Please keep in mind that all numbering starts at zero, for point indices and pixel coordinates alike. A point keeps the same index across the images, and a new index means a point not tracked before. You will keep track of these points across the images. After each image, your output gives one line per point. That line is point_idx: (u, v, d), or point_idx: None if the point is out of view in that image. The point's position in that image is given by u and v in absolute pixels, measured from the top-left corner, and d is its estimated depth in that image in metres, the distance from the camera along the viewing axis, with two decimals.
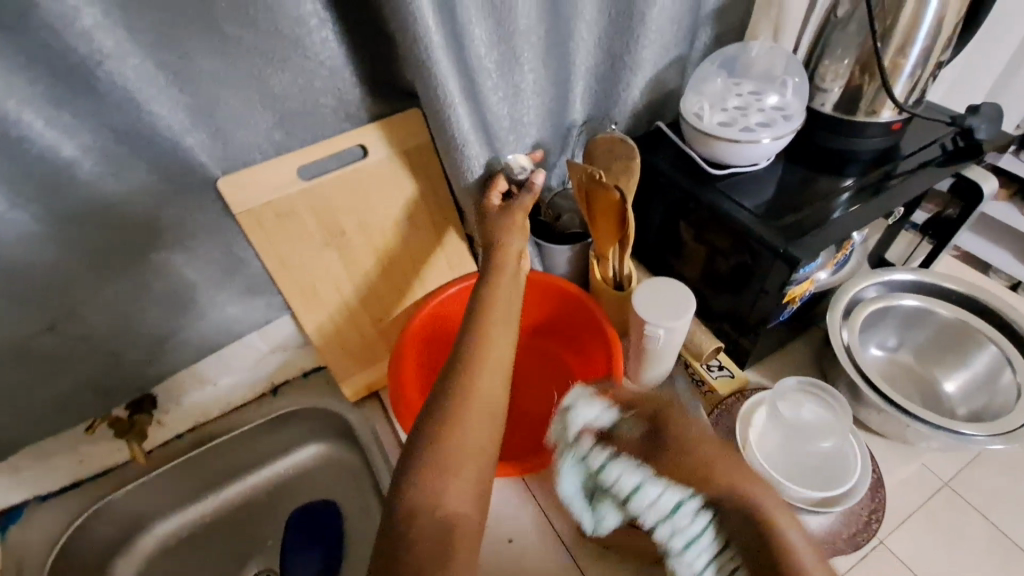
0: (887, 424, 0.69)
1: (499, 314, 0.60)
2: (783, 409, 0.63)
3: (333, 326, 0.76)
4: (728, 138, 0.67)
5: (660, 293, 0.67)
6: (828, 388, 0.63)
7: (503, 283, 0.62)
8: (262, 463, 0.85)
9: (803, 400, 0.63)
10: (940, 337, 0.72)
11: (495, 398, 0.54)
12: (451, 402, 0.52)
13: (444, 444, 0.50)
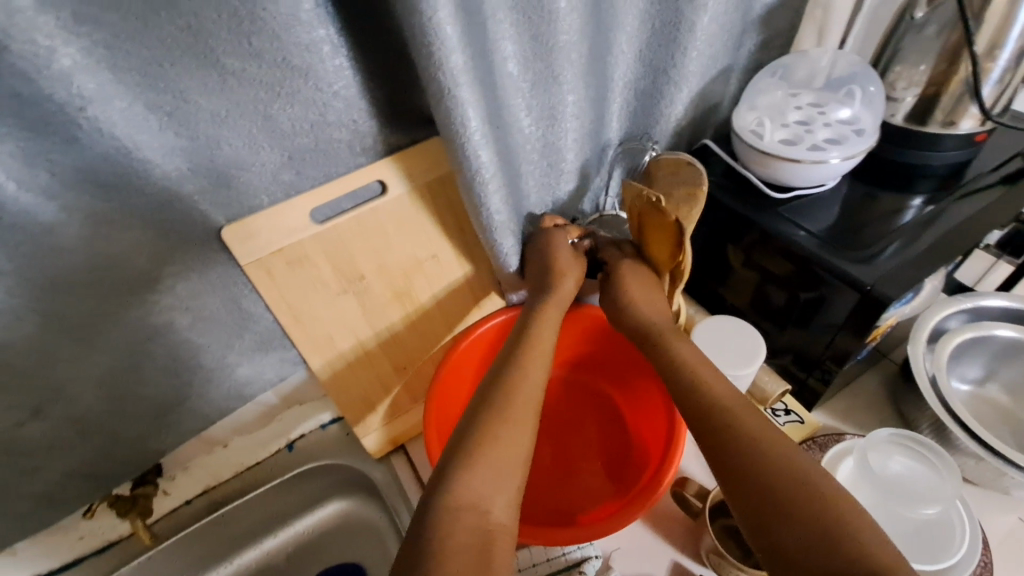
0: (983, 472, 0.61)
1: (543, 344, 0.59)
2: (872, 461, 0.56)
3: (353, 379, 0.68)
4: (793, 158, 0.60)
5: (721, 335, 0.63)
6: (928, 442, 0.55)
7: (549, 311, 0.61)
8: (278, 526, 0.78)
9: (893, 452, 0.56)
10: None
11: (532, 405, 0.53)
12: (491, 411, 0.52)
13: (483, 449, 0.48)
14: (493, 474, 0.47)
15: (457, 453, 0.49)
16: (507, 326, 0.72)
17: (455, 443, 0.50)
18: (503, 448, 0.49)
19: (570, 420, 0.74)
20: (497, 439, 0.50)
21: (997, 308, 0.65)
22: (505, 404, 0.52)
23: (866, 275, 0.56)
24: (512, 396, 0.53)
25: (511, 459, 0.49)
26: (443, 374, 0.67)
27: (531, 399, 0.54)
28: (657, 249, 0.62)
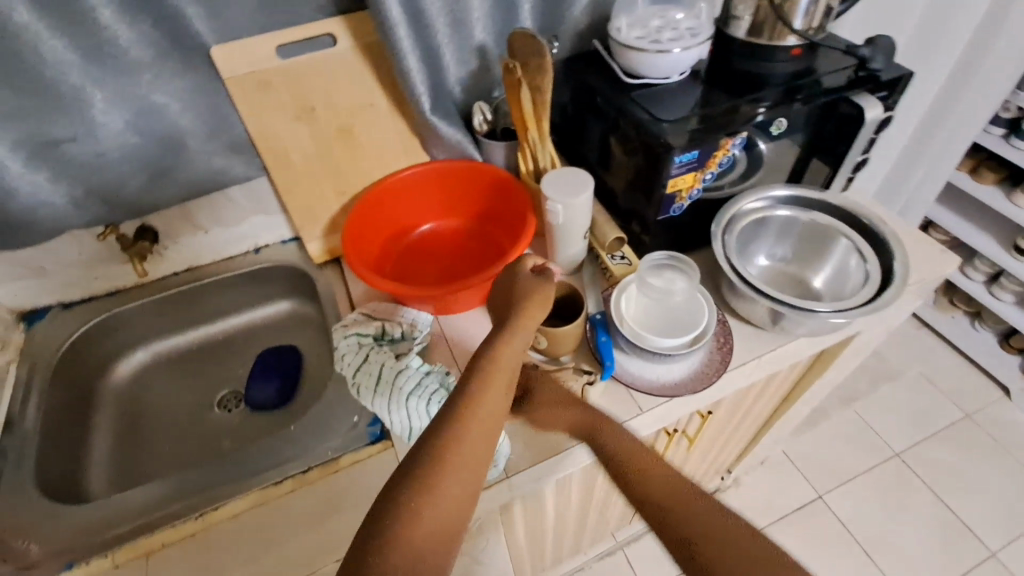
0: (752, 310, 0.78)
1: (505, 374, 0.52)
2: (653, 282, 0.77)
3: (302, 197, 0.89)
4: (639, 48, 0.78)
5: (562, 176, 0.78)
6: (691, 265, 0.77)
7: (514, 339, 0.55)
8: (244, 308, 1.02)
9: (674, 278, 0.77)
10: (814, 243, 0.83)
11: (481, 457, 0.48)
12: (432, 459, 0.45)
13: (416, 512, 0.43)
14: (416, 553, 0.41)
15: (388, 513, 0.42)
16: (425, 175, 0.90)
17: (384, 499, 0.44)
18: (434, 522, 0.43)
19: (469, 258, 0.90)
20: (431, 502, 0.43)
21: (792, 196, 0.84)
22: (442, 462, 0.45)
23: (676, 142, 0.72)
24: (449, 459, 0.45)
25: (444, 530, 0.43)
26: (367, 199, 0.86)
27: (478, 462, 0.47)
28: (514, 110, 0.81)
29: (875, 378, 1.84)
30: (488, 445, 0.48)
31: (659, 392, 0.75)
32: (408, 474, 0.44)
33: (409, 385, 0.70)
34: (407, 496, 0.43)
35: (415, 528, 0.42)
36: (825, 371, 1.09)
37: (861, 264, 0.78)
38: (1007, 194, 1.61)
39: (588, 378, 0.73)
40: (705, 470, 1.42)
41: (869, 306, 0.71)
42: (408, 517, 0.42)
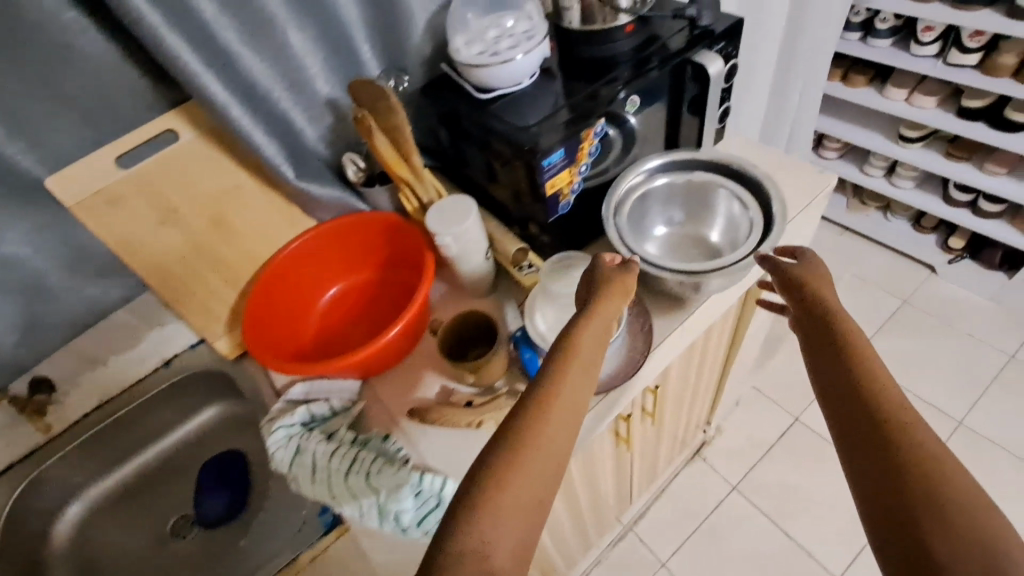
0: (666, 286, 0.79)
1: (586, 357, 0.57)
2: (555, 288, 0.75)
3: (193, 299, 0.82)
4: (481, 65, 0.78)
5: (445, 208, 0.77)
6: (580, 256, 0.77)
7: (593, 326, 0.60)
8: (174, 427, 0.95)
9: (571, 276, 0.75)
10: (701, 200, 0.85)
11: (562, 441, 0.51)
12: (524, 427, 0.51)
13: (510, 468, 0.48)
14: (510, 508, 0.47)
15: (485, 467, 0.49)
16: (313, 240, 0.85)
17: (481, 458, 0.50)
18: (524, 485, 0.48)
19: (382, 310, 0.88)
20: (518, 465, 0.48)
21: (669, 161, 0.85)
22: (523, 441, 0.50)
23: (535, 146, 0.72)
24: (537, 430, 0.51)
25: (532, 503, 0.48)
26: (259, 285, 0.81)
27: (558, 447, 0.51)
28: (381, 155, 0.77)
29: None
30: (570, 431, 0.52)
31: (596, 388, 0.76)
32: (504, 439, 0.50)
33: (343, 465, 0.67)
34: (504, 454, 0.49)
35: (500, 500, 0.47)
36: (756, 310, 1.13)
37: (744, 210, 0.81)
38: (880, 92, 1.70)
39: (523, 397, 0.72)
40: (684, 431, 1.45)
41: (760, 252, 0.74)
42: (499, 473, 0.48)
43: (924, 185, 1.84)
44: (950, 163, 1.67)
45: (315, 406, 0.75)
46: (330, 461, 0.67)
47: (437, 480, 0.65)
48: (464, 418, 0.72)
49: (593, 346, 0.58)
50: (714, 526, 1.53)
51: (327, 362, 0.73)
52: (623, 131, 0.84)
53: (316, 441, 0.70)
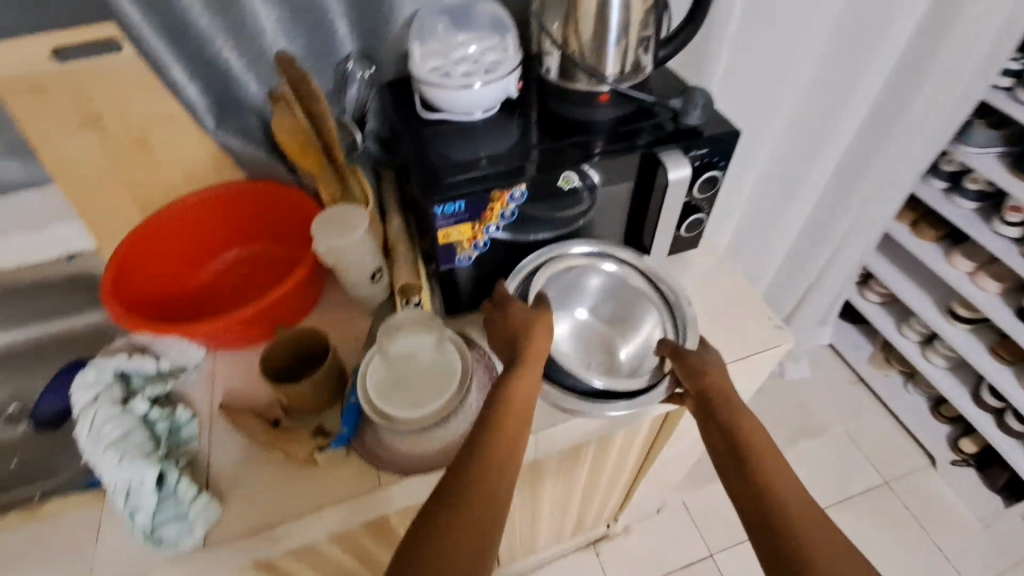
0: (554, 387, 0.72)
1: (521, 397, 0.60)
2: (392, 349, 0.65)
3: (97, 210, 0.85)
4: (425, 82, 0.70)
5: (335, 214, 0.71)
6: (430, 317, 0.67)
7: (530, 367, 0.63)
8: (61, 315, 0.97)
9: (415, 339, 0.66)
10: (632, 306, 0.77)
11: (506, 474, 0.55)
12: (470, 463, 0.54)
13: (462, 503, 0.52)
14: (459, 536, 0.50)
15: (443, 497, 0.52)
16: (224, 197, 0.84)
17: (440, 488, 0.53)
18: (479, 516, 0.52)
19: (268, 285, 0.86)
20: (470, 498, 0.52)
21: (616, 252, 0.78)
22: (474, 474, 0.53)
23: (431, 190, 0.65)
24: (486, 464, 0.54)
25: (481, 531, 0.51)
26: (151, 223, 0.80)
27: (500, 478, 0.54)
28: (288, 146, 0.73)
29: (795, 433, 1.77)
30: (511, 462, 0.56)
31: (416, 470, 0.65)
32: (458, 471, 0.54)
33: (113, 434, 0.64)
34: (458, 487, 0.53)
35: (451, 525, 0.50)
36: (675, 437, 1.03)
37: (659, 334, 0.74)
38: (944, 255, 1.50)
39: (320, 441, 0.66)
40: (582, 517, 1.37)
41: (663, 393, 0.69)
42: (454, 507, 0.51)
43: (956, 369, 1.63)
44: (992, 361, 1.45)
45: (130, 361, 0.71)
46: (106, 427, 0.65)
47: (191, 494, 0.62)
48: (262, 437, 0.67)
49: (529, 386, 0.62)
50: None
51: (157, 326, 0.69)
52: (564, 206, 0.73)
53: (106, 404, 0.67)
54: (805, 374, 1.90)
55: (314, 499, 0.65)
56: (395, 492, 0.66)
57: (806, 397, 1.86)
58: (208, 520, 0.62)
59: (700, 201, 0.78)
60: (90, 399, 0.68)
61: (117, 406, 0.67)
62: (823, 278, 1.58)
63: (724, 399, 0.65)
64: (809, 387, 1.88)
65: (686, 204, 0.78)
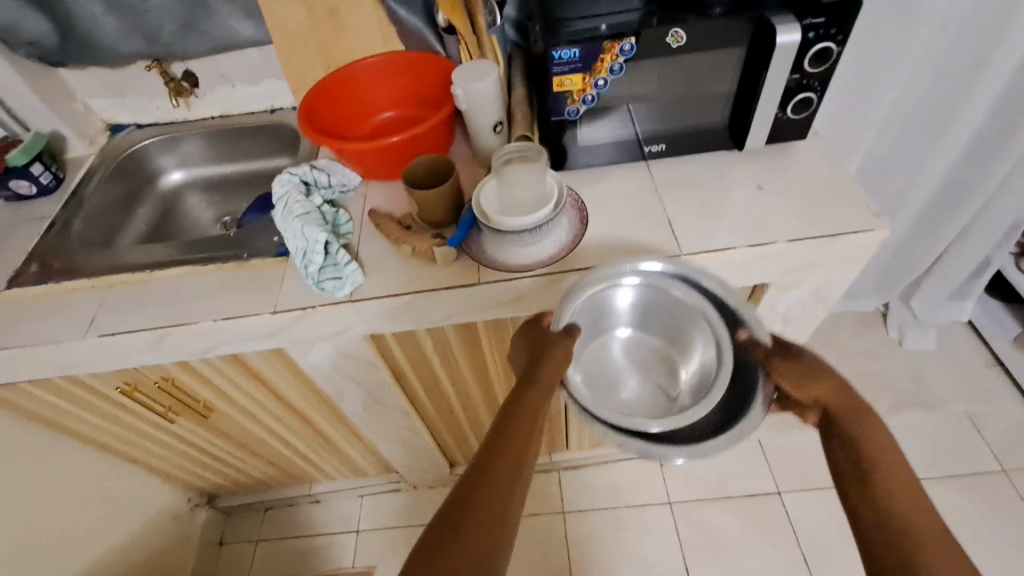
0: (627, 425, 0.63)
1: (519, 435, 0.58)
2: (508, 175, 0.79)
3: (296, 66, 1.09)
4: None
5: (473, 66, 0.87)
6: (539, 150, 0.81)
7: (532, 399, 0.60)
8: (259, 157, 1.28)
9: (526, 172, 0.79)
10: (683, 322, 0.70)
11: (497, 522, 0.52)
12: (456, 509, 0.53)
13: (446, 554, 0.50)
14: None
15: (429, 554, 0.50)
16: (386, 61, 1.01)
17: (428, 540, 0.51)
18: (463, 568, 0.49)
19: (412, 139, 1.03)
20: (454, 550, 0.50)
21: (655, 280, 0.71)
22: (461, 520, 0.52)
23: (554, 40, 0.75)
24: (472, 512, 0.52)
25: None
26: (332, 77, 1.00)
27: (489, 525, 0.52)
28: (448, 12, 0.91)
29: (902, 400, 1.65)
30: (503, 508, 0.53)
31: (512, 270, 0.81)
32: (446, 519, 0.52)
33: (297, 209, 0.88)
34: (441, 538, 0.51)
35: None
36: None
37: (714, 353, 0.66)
38: None
39: (438, 238, 0.85)
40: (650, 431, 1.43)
41: (728, 435, 0.57)
42: (436, 557, 0.49)
43: None
44: None
45: (309, 171, 0.95)
46: (293, 204, 0.88)
47: (344, 259, 0.84)
48: (397, 232, 0.87)
49: (530, 421, 0.59)
50: (627, 517, 1.55)
51: (333, 142, 0.90)
52: (670, 70, 0.82)
53: (293, 193, 0.91)
54: (929, 346, 1.74)
55: (425, 280, 0.84)
56: (488, 289, 0.82)
57: (925, 368, 1.70)
58: (354, 278, 0.84)
59: (810, 78, 0.81)
60: (284, 189, 0.93)
61: (299, 195, 0.91)
62: (965, 232, 1.43)
63: (855, 412, 0.59)
64: (931, 360, 1.72)
65: (795, 81, 0.81)
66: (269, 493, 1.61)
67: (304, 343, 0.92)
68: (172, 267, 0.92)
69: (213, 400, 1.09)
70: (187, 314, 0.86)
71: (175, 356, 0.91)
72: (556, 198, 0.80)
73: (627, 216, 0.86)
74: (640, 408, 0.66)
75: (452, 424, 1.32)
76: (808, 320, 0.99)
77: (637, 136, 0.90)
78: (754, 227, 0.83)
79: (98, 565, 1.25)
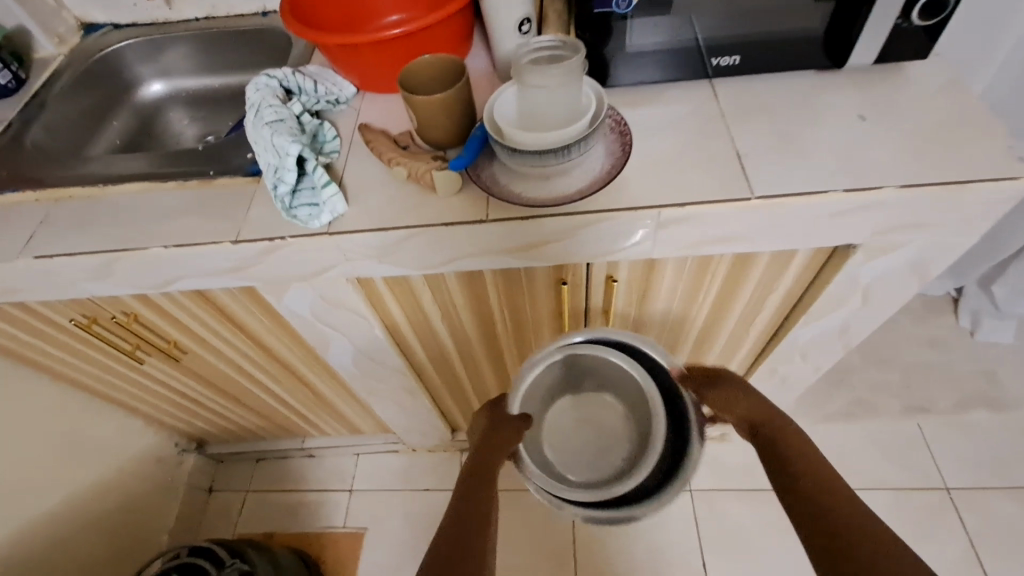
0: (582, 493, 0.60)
1: (471, 539, 0.50)
2: (528, 78, 0.60)
3: None
4: None
5: None
6: (578, 51, 0.60)
7: (476, 499, 0.54)
8: (250, 69, 1.11)
9: (553, 79, 0.59)
10: (609, 375, 0.65)
11: None
12: None
13: None
14: None
15: None
16: None
17: None
18: None
19: None
20: None
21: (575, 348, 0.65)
22: None
23: None
24: None
25: None
26: None
27: None
28: None
29: (967, 397, 1.45)
30: None
31: (530, 205, 0.64)
32: None
33: (268, 116, 0.71)
34: None
35: None
36: (818, 321, 0.86)
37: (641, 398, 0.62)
38: None
39: (439, 163, 0.68)
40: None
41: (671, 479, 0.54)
42: None
43: None
44: None
45: (292, 75, 0.78)
46: (264, 110, 0.72)
47: (321, 180, 0.67)
48: (390, 154, 0.70)
49: (481, 518, 0.52)
50: None
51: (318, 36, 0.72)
52: None
53: (267, 98, 0.74)
54: (1005, 338, 1.51)
55: (422, 213, 0.67)
56: (498, 228, 0.66)
57: (996, 363, 1.49)
58: (332, 205, 0.68)
59: None
60: (257, 93, 0.76)
61: (273, 101, 0.74)
62: None
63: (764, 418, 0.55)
64: (1003, 354, 1.50)
65: None
66: (260, 444, 1.52)
67: (278, 282, 0.77)
68: (127, 183, 0.78)
69: (185, 343, 0.97)
70: (137, 237, 0.72)
71: (128, 287, 0.77)
72: (593, 110, 0.62)
73: (682, 144, 0.67)
74: (599, 469, 0.63)
75: (453, 386, 1.18)
76: (896, 296, 0.80)
77: (698, 46, 0.70)
78: (850, 167, 0.64)
79: (70, 506, 1.17)
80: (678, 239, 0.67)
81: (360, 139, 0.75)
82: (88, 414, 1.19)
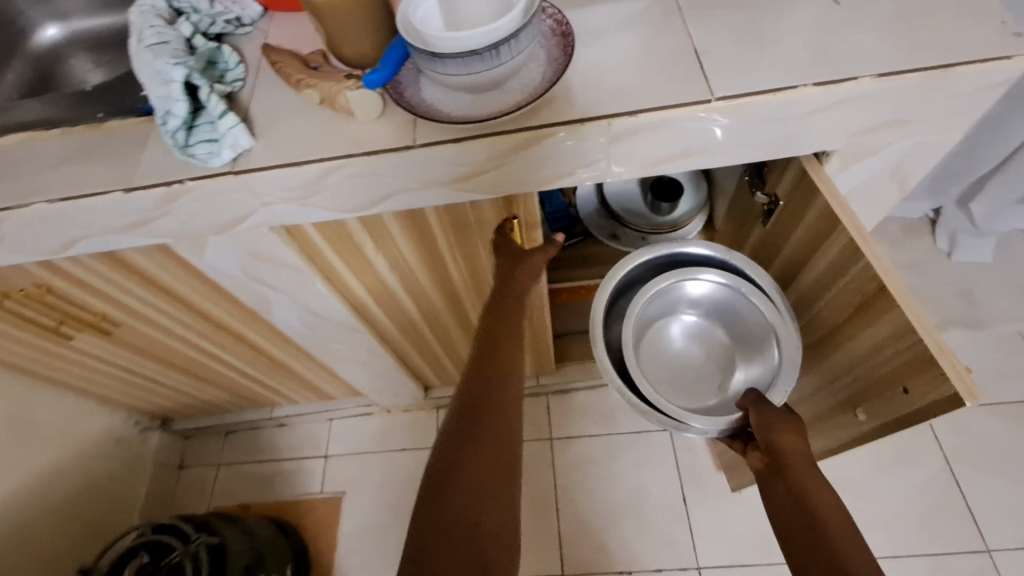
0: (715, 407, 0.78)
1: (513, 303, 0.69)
2: None
3: None
4: None
5: None
6: None
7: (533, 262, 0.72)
8: None
9: None
10: (722, 309, 0.82)
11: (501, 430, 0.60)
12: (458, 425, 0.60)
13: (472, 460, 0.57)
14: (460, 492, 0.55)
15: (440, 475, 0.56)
16: None
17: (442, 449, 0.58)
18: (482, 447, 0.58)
19: None
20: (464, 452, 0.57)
21: (643, 278, 0.86)
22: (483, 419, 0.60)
23: None
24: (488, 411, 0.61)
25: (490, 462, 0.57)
26: None
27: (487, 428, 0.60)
28: None
29: (945, 318, 1.43)
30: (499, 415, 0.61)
31: (462, 123, 0.56)
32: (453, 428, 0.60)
33: (152, 40, 0.61)
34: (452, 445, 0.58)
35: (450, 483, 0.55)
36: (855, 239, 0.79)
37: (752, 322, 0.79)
38: None
39: (354, 82, 0.58)
40: None
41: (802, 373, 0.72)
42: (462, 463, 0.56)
43: None
44: None
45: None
46: (148, 33, 0.62)
47: (218, 110, 0.58)
48: (302, 78, 0.60)
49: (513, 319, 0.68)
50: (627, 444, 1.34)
51: None
52: None
53: (151, 20, 0.64)
54: (984, 257, 1.48)
55: (340, 143, 0.58)
56: (429, 155, 0.58)
57: (975, 283, 1.46)
58: (234, 139, 0.58)
59: None
60: (141, 15, 0.65)
61: (158, 22, 0.63)
62: None
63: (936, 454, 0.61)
64: (982, 273, 1.47)
65: None
66: (228, 417, 1.46)
67: (192, 239, 0.69)
68: (4, 135, 0.67)
69: (114, 314, 0.89)
70: (17, 193, 0.62)
71: (22, 253, 0.68)
72: (523, 5, 0.52)
73: (633, 48, 0.59)
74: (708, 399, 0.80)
75: (416, 342, 1.12)
76: (873, 210, 0.74)
77: None
78: (824, 57, 0.56)
79: (26, 490, 1.12)
80: (638, 156, 0.59)
81: (268, 66, 0.64)
82: (34, 397, 1.12)
